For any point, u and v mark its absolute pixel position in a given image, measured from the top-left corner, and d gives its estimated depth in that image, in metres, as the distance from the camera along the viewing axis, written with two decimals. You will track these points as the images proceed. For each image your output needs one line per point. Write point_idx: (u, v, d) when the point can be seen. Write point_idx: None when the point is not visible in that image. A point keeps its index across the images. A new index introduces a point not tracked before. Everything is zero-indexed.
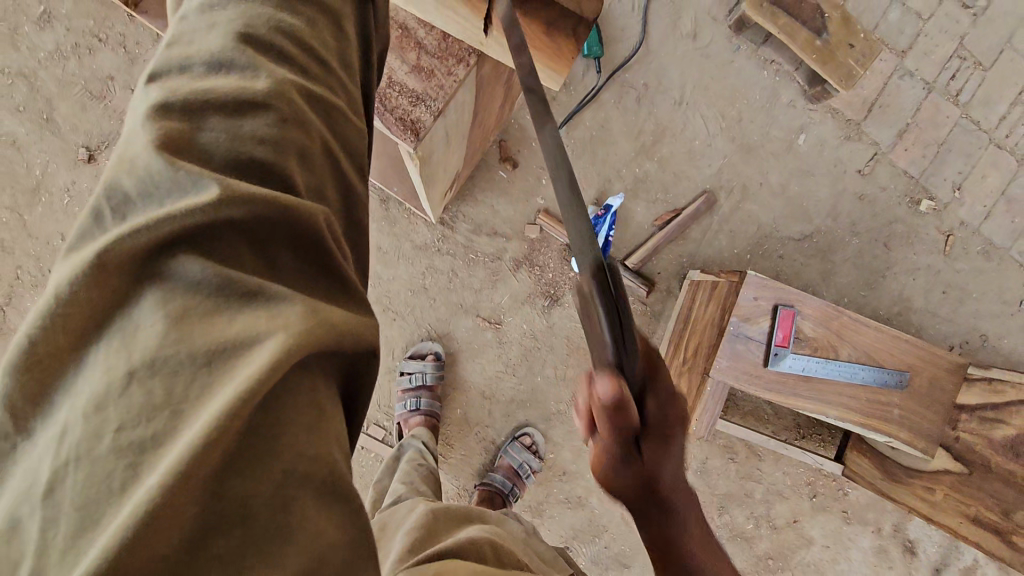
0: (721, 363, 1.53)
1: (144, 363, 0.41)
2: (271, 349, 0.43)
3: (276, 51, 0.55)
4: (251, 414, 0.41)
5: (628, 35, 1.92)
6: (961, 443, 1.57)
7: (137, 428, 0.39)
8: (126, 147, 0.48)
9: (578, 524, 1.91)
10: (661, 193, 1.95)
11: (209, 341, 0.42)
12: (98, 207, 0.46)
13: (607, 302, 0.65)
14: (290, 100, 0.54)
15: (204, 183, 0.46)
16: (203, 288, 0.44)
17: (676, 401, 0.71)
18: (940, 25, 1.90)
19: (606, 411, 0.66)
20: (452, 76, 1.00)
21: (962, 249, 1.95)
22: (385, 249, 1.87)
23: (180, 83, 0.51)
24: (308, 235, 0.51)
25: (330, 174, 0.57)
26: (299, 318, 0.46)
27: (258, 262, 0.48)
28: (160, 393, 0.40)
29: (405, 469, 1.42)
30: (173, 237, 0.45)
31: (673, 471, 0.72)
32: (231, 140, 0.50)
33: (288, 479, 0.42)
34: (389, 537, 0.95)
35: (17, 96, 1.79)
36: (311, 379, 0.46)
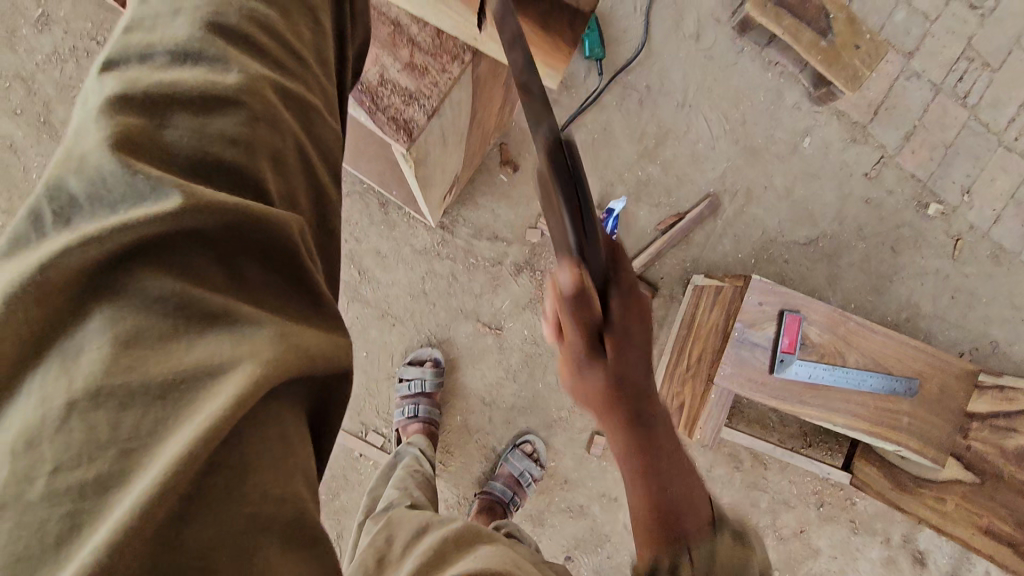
0: (724, 370, 1.48)
1: (87, 394, 0.38)
2: (237, 377, 0.40)
3: (248, 38, 0.53)
4: (211, 450, 0.38)
5: (629, 37, 1.90)
6: (971, 451, 1.53)
7: (79, 468, 0.36)
8: (71, 147, 0.45)
9: (581, 533, 1.87)
10: (664, 197, 1.92)
11: (166, 369, 0.40)
12: (37, 208, 0.43)
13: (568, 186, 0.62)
14: (263, 99, 0.51)
15: (164, 192, 0.43)
16: (159, 309, 0.41)
17: (637, 290, 0.75)
18: (947, 26, 1.88)
19: (569, 301, 0.71)
20: (446, 74, 0.97)
21: (972, 253, 1.91)
22: (384, 253, 1.84)
23: (139, 74, 0.48)
24: (278, 250, 0.49)
25: (303, 181, 0.54)
26: (267, 341, 0.43)
27: (222, 278, 0.45)
28: (105, 429, 0.37)
29: (402, 476, 1.39)
30: (126, 254, 0.42)
31: (638, 357, 0.75)
32: (196, 139, 0.47)
33: (253, 517, 0.39)
34: (397, 559, 0.90)
35: (14, 99, 1.78)
36: (277, 413, 0.43)
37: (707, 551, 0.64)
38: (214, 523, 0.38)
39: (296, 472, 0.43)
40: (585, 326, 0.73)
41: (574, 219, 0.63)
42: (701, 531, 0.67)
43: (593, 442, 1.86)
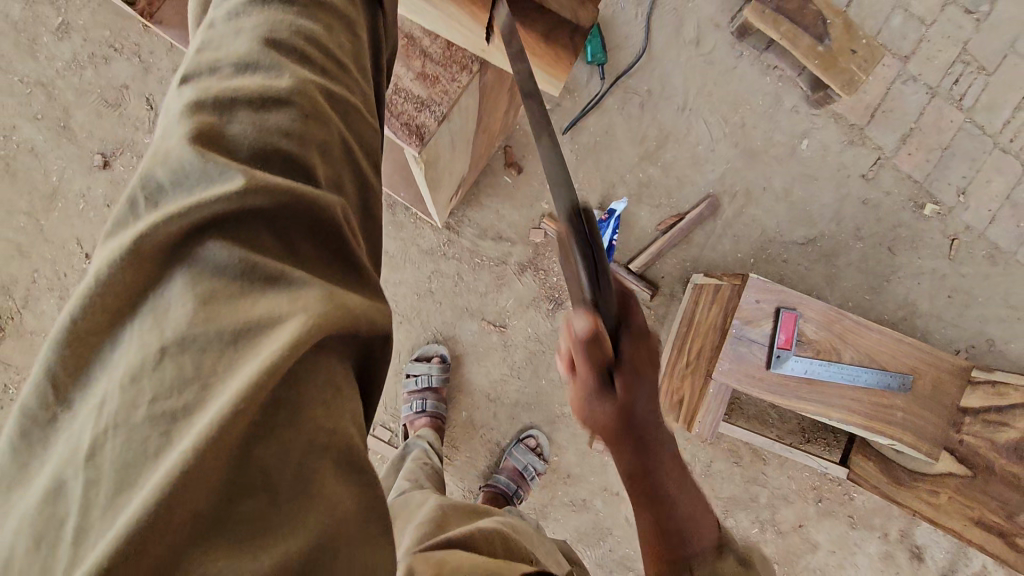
0: (722, 366, 1.53)
1: (176, 339, 0.43)
2: (293, 326, 0.44)
3: (296, 49, 0.57)
4: (274, 386, 0.43)
5: (631, 43, 1.95)
6: (964, 445, 1.56)
7: (171, 399, 0.41)
8: (159, 147, 0.50)
9: (583, 526, 1.92)
10: (664, 198, 1.96)
11: (237, 321, 0.44)
12: (133, 195, 0.48)
13: (586, 252, 0.71)
14: (312, 100, 0.55)
15: (230, 175, 0.48)
16: (228, 273, 0.46)
17: (645, 337, 0.77)
18: (942, 31, 1.92)
19: (584, 343, 0.75)
20: (456, 82, 1.02)
21: (967, 253, 1.95)
22: (392, 253, 1.90)
23: (211, 83, 0.53)
24: (328, 224, 0.52)
25: (348, 172, 0.58)
26: (317, 298, 0.47)
27: (280, 249, 0.50)
28: (191, 367, 0.42)
29: (410, 468, 1.44)
30: (201, 226, 0.46)
31: (648, 402, 0.78)
32: (257, 133, 0.52)
33: (309, 448, 0.43)
34: (398, 530, 0.96)
35: (35, 105, 1.84)
36: (326, 360, 0.47)
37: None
38: (282, 450, 0.42)
39: (343, 414, 0.47)
40: (597, 369, 0.76)
41: (587, 264, 0.71)
42: (705, 552, 0.69)
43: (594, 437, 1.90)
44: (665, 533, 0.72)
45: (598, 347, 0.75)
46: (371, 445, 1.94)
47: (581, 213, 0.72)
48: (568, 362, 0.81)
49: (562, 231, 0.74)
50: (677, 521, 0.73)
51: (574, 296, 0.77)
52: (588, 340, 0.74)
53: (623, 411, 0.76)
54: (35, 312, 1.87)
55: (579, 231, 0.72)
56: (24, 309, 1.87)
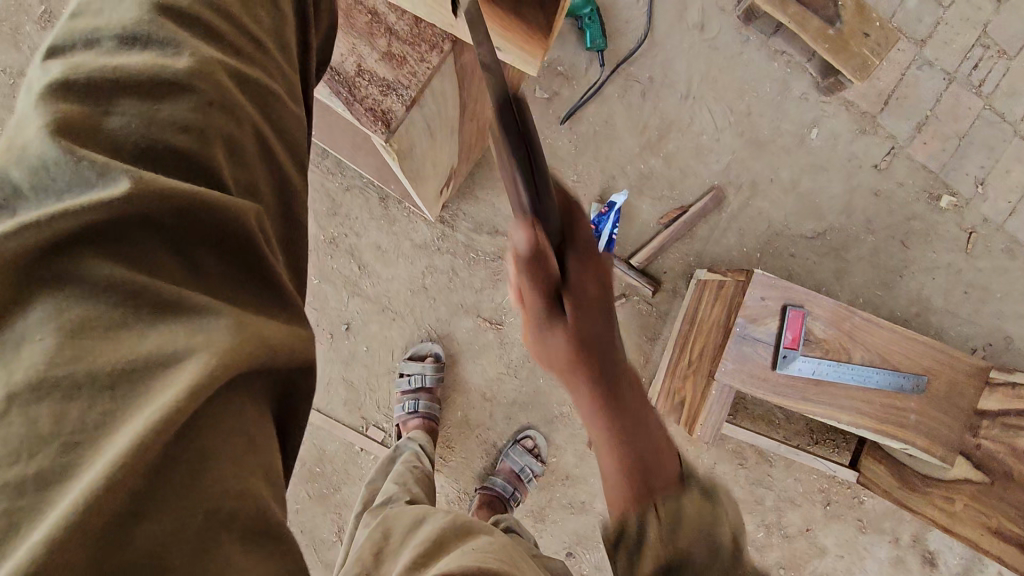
0: (725, 366, 1.47)
1: (30, 386, 0.37)
2: (191, 368, 0.39)
3: (196, 21, 0.52)
4: (167, 443, 0.37)
5: (631, 28, 1.86)
6: (982, 450, 1.48)
7: (17, 465, 0.35)
8: (14, 132, 0.44)
9: (582, 529, 1.86)
10: (666, 190, 1.89)
11: (113, 360, 0.39)
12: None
13: (521, 153, 0.69)
14: (217, 82, 0.50)
15: (111, 179, 0.42)
16: (107, 299, 0.40)
17: (595, 241, 0.74)
18: (961, 14, 1.82)
19: (527, 264, 0.70)
20: (425, 63, 0.95)
21: (985, 247, 1.86)
22: (384, 248, 1.84)
23: (83, 60, 0.47)
24: (234, 240, 0.48)
25: (263, 169, 0.53)
26: (223, 331, 0.42)
27: (180, 269, 0.44)
28: (48, 422, 0.36)
29: (401, 471, 1.40)
30: (72, 243, 0.41)
31: (601, 327, 0.72)
32: (143, 126, 0.46)
33: (214, 511, 0.38)
34: (393, 552, 0.90)
35: (18, 96, 1.79)
36: (237, 401, 0.42)
37: (671, 508, 0.59)
38: (167, 521, 0.36)
39: (256, 467, 0.42)
40: (546, 294, 0.71)
41: (523, 166, 0.69)
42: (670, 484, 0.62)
43: None
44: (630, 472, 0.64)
45: (543, 271, 0.70)
46: (364, 445, 1.89)
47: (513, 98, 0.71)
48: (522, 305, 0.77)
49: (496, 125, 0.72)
50: (642, 451, 0.65)
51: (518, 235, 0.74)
52: (531, 257, 0.69)
53: (576, 350, 0.71)
54: None
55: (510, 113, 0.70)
56: None
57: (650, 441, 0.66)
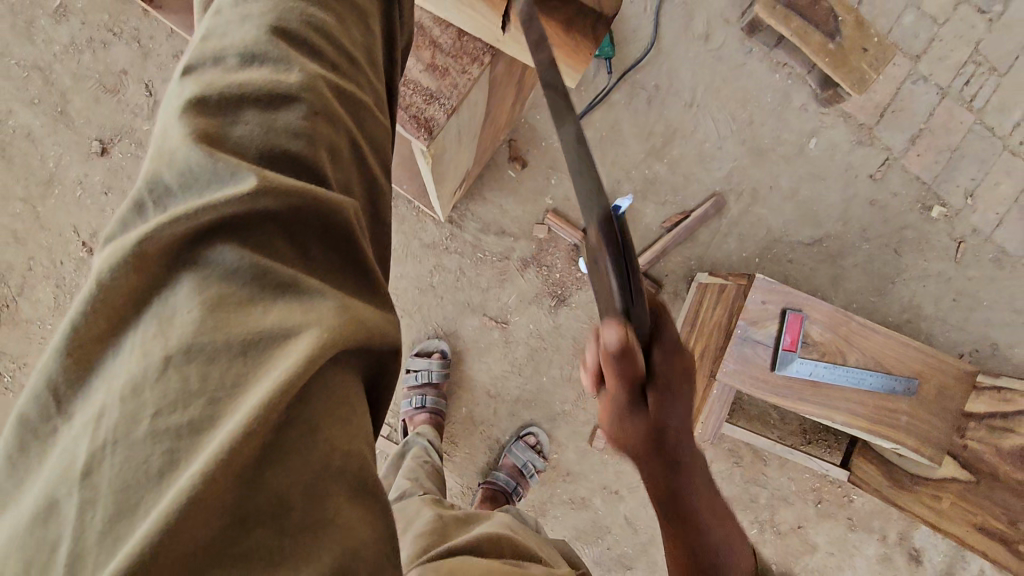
0: (727, 366, 1.51)
1: (181, 348, 0.41)
2: (308, 338, 0.43)
3: (310, 45, 0.56)
4: (288, 403, 0.41)
5: (639, 36, 1.91)
6: (968, 450, 1.55)
7: (176, 413, 0.39)
8: (161, 148, 0.48)
9: (581, 524, 1.91)
10: (670, 195, 1.94)
11: (245, 330, 0.43)
12: (141, 198, 0.46)
13: (615, 255, 0.67)
14: (321, 94, 0.54)
15: (242, 175, 0.46)
16: (239, 277, 0.45)
17: (677, 350, 0.76)
18: (954, 30, 1.89)
19: (616, 357, 0.70)
20: (466, 75, 1.00)
21: (974, 256, 1.93)
22: (393, 246, 1.87)
23: (213, 76, 0.52)
24: (339, 231, 0.51)
25: (356, 173, 0.57)
26: (332, 312, 0.46)
27: (293, 254, 0.48)
28: (197, 379, 0.40)
29: (409, 466, 1.43)
30: (207, 229, 0.45)
31: (681, 419, 0.76)
32: (264, 133, 0.50)
33: (326, 469, 0.42)
34: (401, 534, 0.95)
35: (32, 89, 1.81)
36: (341, 371, 0.46)
37: None
38: (294, 468, 0.40)
39: (358, 434, 0.45)
40: (630, 384, 0.73)
41: (620, 276, 0.67)
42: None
43: (595, 435, 1.88)
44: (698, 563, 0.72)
45: (632, 368, 0.71)
46: None
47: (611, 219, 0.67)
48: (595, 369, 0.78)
49: (593, 237, 0.69)
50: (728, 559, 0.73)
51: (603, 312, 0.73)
52: (621, 354, 0.69)
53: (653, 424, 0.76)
54: (30, 300, 1.86)
55: (610, 235, 0.67)
56: (23, 298, 1.85)
57: (710, 490, 0.78)
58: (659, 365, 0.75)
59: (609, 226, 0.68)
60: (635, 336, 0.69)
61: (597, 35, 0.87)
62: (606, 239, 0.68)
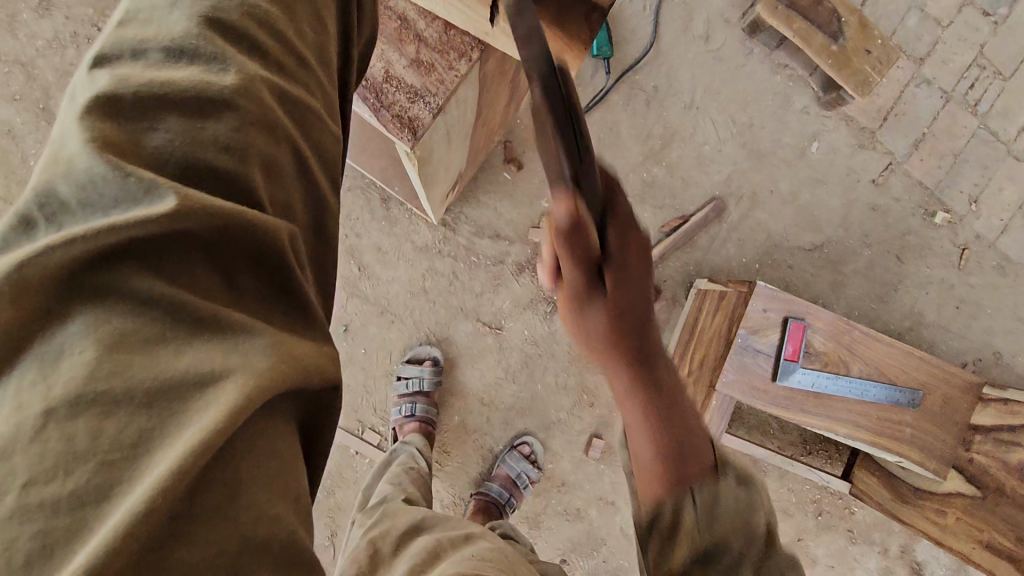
0: (726, 376, 1.48)
1: (68, 403, 0.37)
2: (225, 391, 0.40)
3: (246, 36, 0.52)
4: (202, 463, 0.38)
5: (637, 37, 1.87)
6: (974, 464, 1.51)
7: (57, 481, 0.35)
8: (58, 151, 0.43)
9: (576, 535, 1.86)
10: (668, 199, 1.90)
11: (150, 376, 0.39)
12: (28, 213, 0.42)
13: (560, 95, 0.64)
14: (259, 100, 0.50)
15: (157, 194, 0.42)
16: (148, 315, 0.41)
17: (632, 225, 0.72)
18: (959, 33, 1.85)
19: (566, 235, 0.69)
20: (454, 71, 0.95)
21: (977, 263, 1.89)
22: (385, 249, 1.82)
23: (131, 71, 0.47)
24: (273, 259, 0.48)
25: (300, 189, 0.53)
26: (258, 355, 0.43)
27: (217, 284, 0.45)
28: (87, 439, 0.36)
29: (398, 475, 1.37)
30: (111, 261, 0.41)
31: (639, 295, 0.73)
32: (187, 144, 0.45)
33: (242, 536, 0.38)
34: (392, 560, 0.87)
35: (13, 85, 1.75)
36: (266, 420, 0.42)
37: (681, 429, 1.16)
38: (205, 543, 0.37)
39: (283, 490, 0.42)
40: (585, 266, 0.71)
41: (566, 138, 0.64)
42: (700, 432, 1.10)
43: (591, 444, 1.84)
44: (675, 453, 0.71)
45: (585, 245, 0.69)
46: (359, 448, 1.88)
47: (555, 62, 0.64)
48: (552, 264, 0.78)
49: (533, 82, 0.64)
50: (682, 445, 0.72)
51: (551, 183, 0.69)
52: (571, 230, 0.68)
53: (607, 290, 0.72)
54: None
55: (550, 78, 0.63)
56: None
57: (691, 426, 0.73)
58: (613, 246, 0.71)
59: (552, 67, 0.64)
60: (584, 206, 0.66)
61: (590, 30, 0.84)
62: (543, 81, 0.64)
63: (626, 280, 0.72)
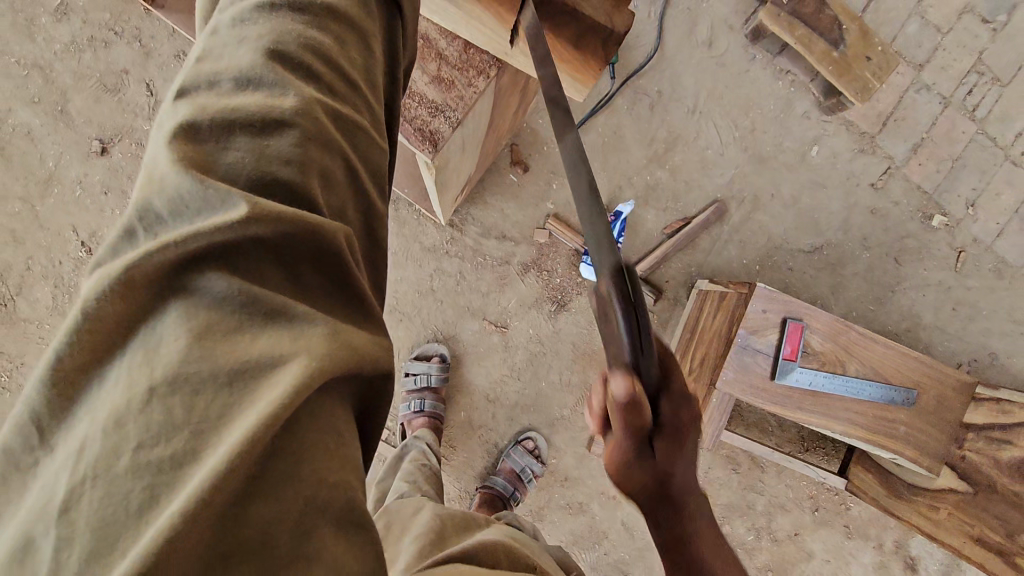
0: (726, 375, 1.52)
1: (166, 380, 0.40)
2: (293, 371, 0.43)
3: (304, 64, 0.56)
4: (276, 434, 0.41)
5: (642, 42, 1.91)
6: (966, 461, 1.55)
7: (156, 449, 0.39)
8: (149, 168, 0.48)
9: (578, 529, 1.91)
10: (671, 201, 1.94)
11: (232, 359, 0.43)
12: (132, 224, 0.46)
13: (628, 305, 0.62)
14: (316, 120, 0.54)
15: (233, 201, 0.46)
16: (228, 305, 0.44)
17: (688, 401, 0.66)
18: (958, 40, 1.89)
19: (621, 408, 0.62)
20: (472, 87, 1.01)
21: (973, 266, 1.93)
22: (394, 249, 1.87)
23: (207, 100, 0.52)
24: (332, 254, 0.51)
25: (350, 196, 0.57)
26: (323, 340, 0.46)
27: (284, 279, 0.49)
28: (181, 412, 0.40)
29: (409, 470, 1.43)
30: (196, 257, 0.45)
31: (685, 470, 0.68)
32: (255, 161, 0.50)
33: (313, 499, 0.42)
34: (399, 539, 0.93)
35: (32, 88, 1.80)
36: (330, 404, 0.46)
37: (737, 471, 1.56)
38: (280, 505, 0.41)
39: (347, 464, 0.45)
40: (634, 432, 0.63)
41: (631, 317, 0.62)
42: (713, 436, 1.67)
43: (594, 440, 1.88)
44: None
45: (638, 419, 0.63)
46: None
47: (626, 271, 0.65)
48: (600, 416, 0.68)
49: (605, 290, 0.65)
50: None
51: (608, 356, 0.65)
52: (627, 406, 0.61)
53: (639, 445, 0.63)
54: (28, 298, 1.85)
55: (622, 291, 0.63)
56: (22, 297, 1.84)
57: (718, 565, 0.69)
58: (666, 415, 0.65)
59: (623, 278, 0.65)
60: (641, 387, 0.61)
61: (606, 53, 0.84)
62: (617, 295, 0.64)
63: (675, 450, 0.66)
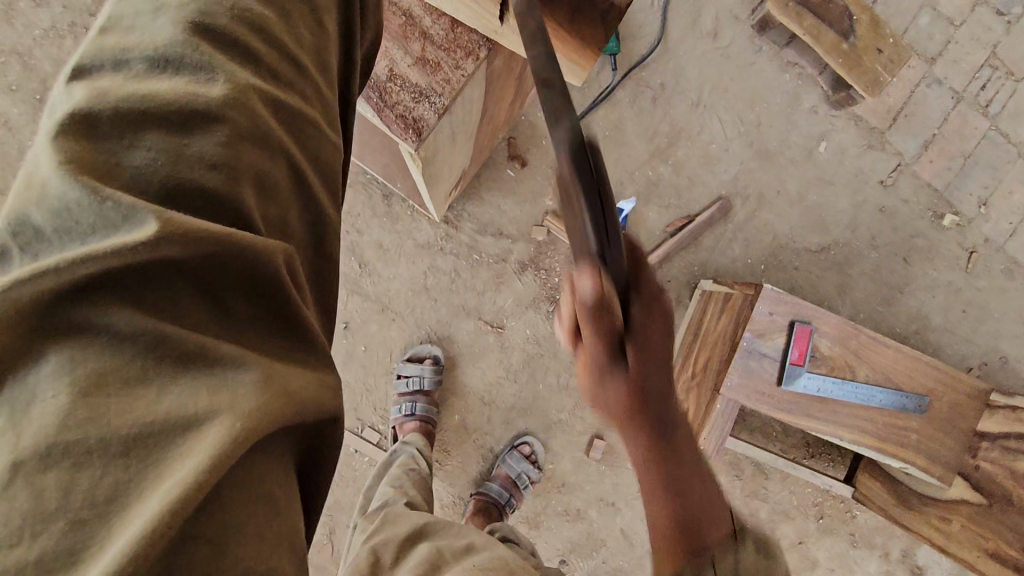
0: (731, 380, 1.46)
1: (49, 451, 0.41)
2: (213, 436, 0.45)
3: (236, 40, 0.57)
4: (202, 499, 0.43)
5: (645, 32, 1.84)
6: (980, 471, 1.49)
7: (43, 534, 0.39)
8: (31, 174, 0.48)
9: (576, 536, 1.85)
10: (673, 198, 1.87)
11: (132, 419, 0.43)
12: (5, 242, 0.46)
13: (581, 168, 0.63)
14: (250, 109, 0.55)
15: (140, 218, 0.47)
16: (132, 350, 0.45)
17: (654, 300, 0.73)
18: (971, 32, 1.82)
19: (590, 311, 0.68)
20: (460, 71, 0.93)
21: (985, 267, 1.87)
22: (386, 246, 1.80)
23: (109, 83, 0.51)
24: (261, 285, 0.54)
25: (295, 201, 0.60)
26: (243, 392, 0.48)
27: (202, 306, 0.50)
28: (70, 489, 0.41)
29: (398, 476, 1.36)
30: (90, 288, 0.45)
31: (661, 379, 0.70)
32: (171, 159, 0.50)
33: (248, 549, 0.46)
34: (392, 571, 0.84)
35: (9, 75, 1.72)
36: (257, 456, 0.49)
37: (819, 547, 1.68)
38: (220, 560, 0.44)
39: (273, 499, 0.49)
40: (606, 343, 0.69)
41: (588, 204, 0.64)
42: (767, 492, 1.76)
43: (592, 445, 1.82)
44: (680, 524, 0.63)
45: (610, 323, 0.69)
46: (359, 447, 1.87)
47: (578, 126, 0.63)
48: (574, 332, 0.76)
49: (560, 153, 0.64)
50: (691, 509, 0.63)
51: (577, 246, 0.69)
52: (597, 308, 0.68)
53: (636, 335, 0.70)
54: None
55: (576, 155, 0.63)
56: None
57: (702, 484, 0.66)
58: (636, 321, 0.71)
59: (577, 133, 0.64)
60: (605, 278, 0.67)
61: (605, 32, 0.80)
62: (574, 163, 0.63)
63: (650, 348, 0.70)
